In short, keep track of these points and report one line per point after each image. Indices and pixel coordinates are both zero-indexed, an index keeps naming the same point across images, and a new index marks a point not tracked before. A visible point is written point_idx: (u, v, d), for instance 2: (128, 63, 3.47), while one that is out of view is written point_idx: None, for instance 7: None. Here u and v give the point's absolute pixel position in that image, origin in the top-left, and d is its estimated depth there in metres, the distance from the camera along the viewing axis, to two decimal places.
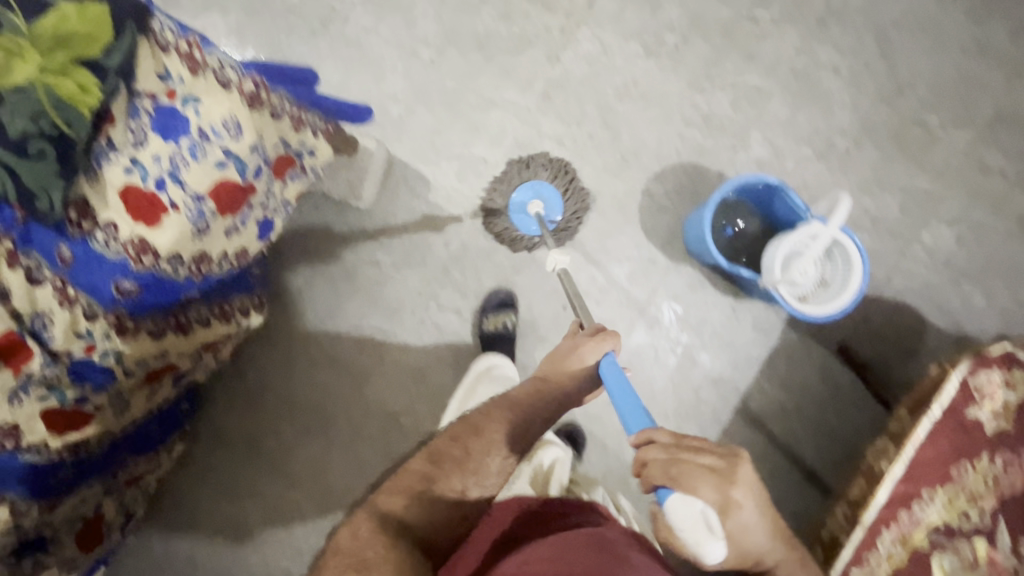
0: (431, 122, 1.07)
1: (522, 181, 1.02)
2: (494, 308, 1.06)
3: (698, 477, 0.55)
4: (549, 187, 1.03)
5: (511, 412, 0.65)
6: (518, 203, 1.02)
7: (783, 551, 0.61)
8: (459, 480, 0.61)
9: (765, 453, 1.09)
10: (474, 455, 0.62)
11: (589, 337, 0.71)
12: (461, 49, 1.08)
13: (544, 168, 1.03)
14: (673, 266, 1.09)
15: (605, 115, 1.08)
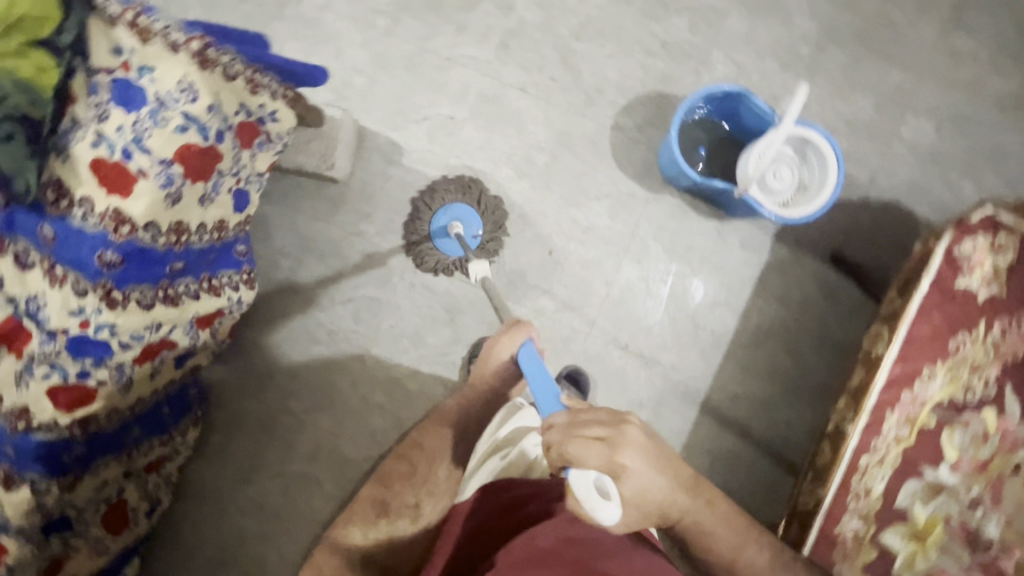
0: (397, 89, 1.10)
1: (437, 205, 1.05)
2: (479, 355, 1.07)
3: (587, 450, 0.58)
4: (462, 205, 1.05)
5: (451, 422, 0.75)
6: (437, 228, 1.05)
7: (685, 500, 0.67)
8: (410, 494, 0.70)
9: (771, 370, 1.08)
10: (423, 468, 0.71)
11: (503, 331, 0.74)
12: (416, 13, 1.10)
13: (449, 189, 1.06)
14: (652, 197, 1.09)
15: (565, 57, 1.10)
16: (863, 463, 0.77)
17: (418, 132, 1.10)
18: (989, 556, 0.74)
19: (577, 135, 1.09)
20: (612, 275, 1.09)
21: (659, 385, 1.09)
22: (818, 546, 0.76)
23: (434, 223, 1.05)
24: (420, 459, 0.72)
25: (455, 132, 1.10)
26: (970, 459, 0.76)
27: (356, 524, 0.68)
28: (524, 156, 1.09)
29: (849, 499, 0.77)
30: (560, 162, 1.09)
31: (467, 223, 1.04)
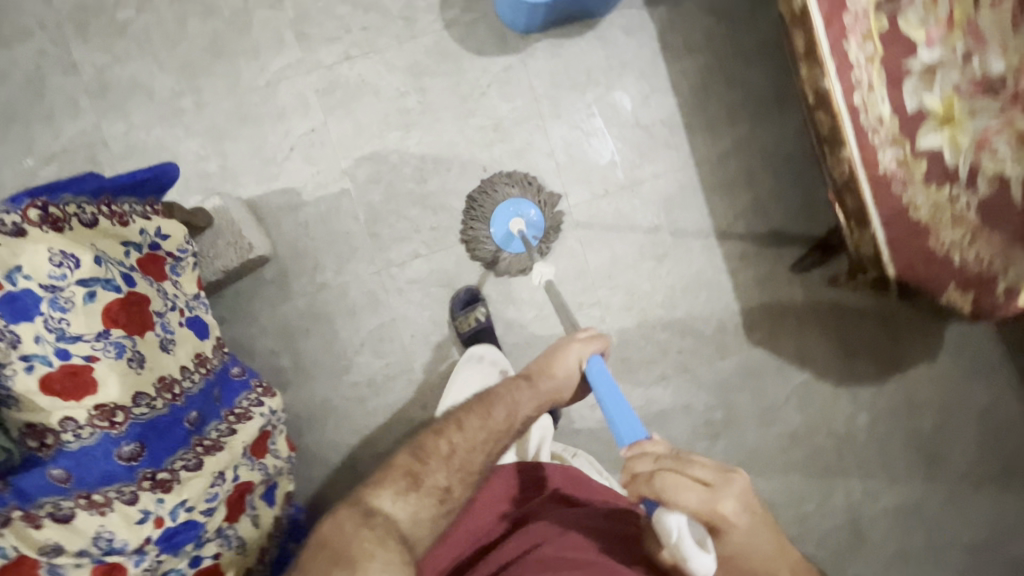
0: (248, 145, 1.04)
1: (499, 202, 1.05)
2: (462, 308, 1.05)
3: (684, 488, 0.56)
4: (527, 203, 1.05)
5: (496, 421, 0.74)
6: (500, 227, 1.05)
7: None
8: (444, 475, 0.68)
9: (731, 109, 1.10)
10: (460, 454, 0.70)
11: (575, 339, 0.83)
12: (207, 69, 1.03)
13: (513, 185, 1.06)
14: (524, 56, 1.06)
15: (358, 4, 1.04)
16: (860, 101, 0.77)
17: (298, 165, 1.05)
18: (1010, 88, 0.74)
19: (531, 192, 1.06)
20: (548, 146, 1.08)
21: (658, 201, 1.11)
22: (875, 192, 0.79)
23: (496, 225, 1.05)
24: (456, 437, 0.71)
25: (327, 140, 1.05)
26: (937, 26, 0.76)
27: (388, 488, 0.66)
28: (398, 111, 1.06)
29: (871, 139, 0.78)
30: (430, 93, 1.06)
31: (528, 217, 1.06)
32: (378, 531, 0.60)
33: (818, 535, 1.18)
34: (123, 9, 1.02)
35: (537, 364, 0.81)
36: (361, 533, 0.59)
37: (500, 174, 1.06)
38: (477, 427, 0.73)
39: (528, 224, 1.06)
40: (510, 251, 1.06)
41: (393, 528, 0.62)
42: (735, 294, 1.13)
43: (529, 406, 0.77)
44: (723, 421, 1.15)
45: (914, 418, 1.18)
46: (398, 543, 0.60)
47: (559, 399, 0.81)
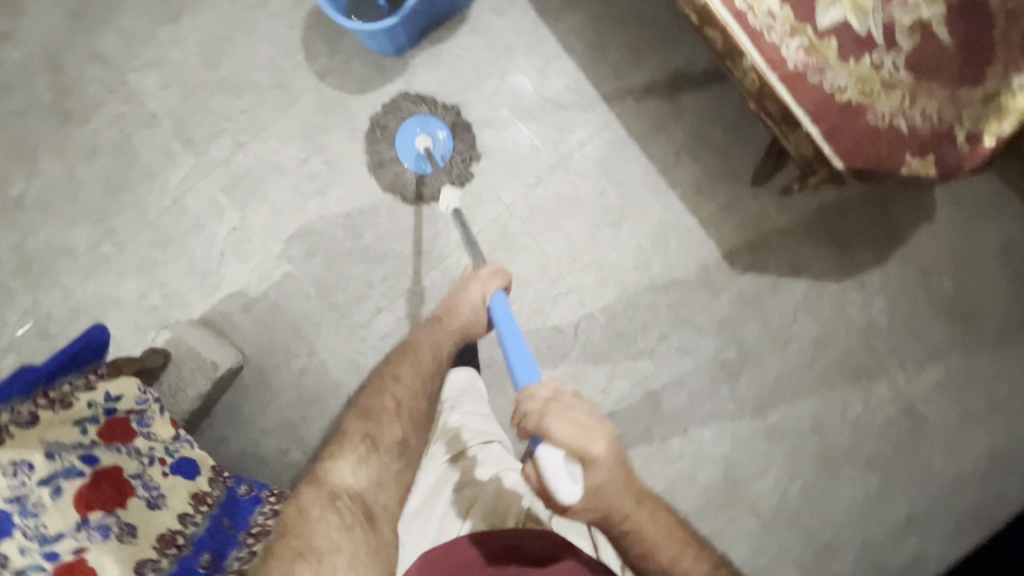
0: (181, 265, 1.03)
1: (406, 118, 1.01)
2: None
3: (564, 425, 0.57)
4: (435, 120, 1.01)
5: (427, 366, 0.79)
6: (406, 145, 1.01)
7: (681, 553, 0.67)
8: (395, 431, 0.73)
9: (632, 49, 1.04)
10: (407, 404, 0.75)
11: (473, 279, 0.83)
12: (114, 209, 1.02)
13: (420, 102, 1.01)
14: (408, 77, 1.02)
15: (229, 89, 1.01)
16: (743, 5, 0.73)
17: (234, 266, 1.03)
18: None
19: (441, 112, 1.01)
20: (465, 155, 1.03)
21: (595, 167, 1.05)
22: (793, 91, 0.75)
23: (401, 145, 1.00)
24: (400, 393, 0.76)
25: (251, 233, 1.03)
26: None
27: (347, 458, 0.70)
28: (307, 178, 1.02)
29: (769, 38, 0.73)
30: (331, 148, 1.02)
31: (436, 137, 1.01)
32: (346, 517, 0.66)
33: (875, 433, 1.13)
34: (16, 181, 1.01)
35: (446, 304, 0.84)
36: (327, 522, 0.65)
37: (401, 95, 1.01)
38: (413, 374, 0.78)
39: (435, 143, 1.01)
40: (419, 171, 1.01)
41: (358, 505, 0.67)
42: (704, 230, 1.08)
43: (446, 346, 0.82)
44: (740, 357, 1.10)
45: (933, 285, 1.11)
46: (363, 524, 0.66)
47: (474, 332, 0.83)
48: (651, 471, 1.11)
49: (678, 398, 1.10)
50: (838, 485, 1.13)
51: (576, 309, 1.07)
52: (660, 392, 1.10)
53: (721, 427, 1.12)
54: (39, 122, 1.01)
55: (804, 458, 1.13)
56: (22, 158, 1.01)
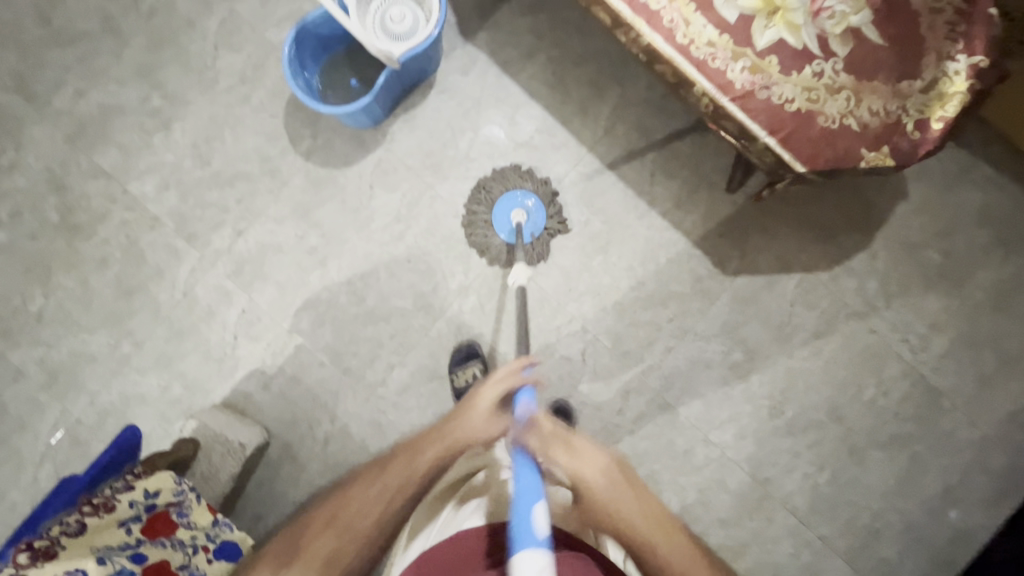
0: (198, 353, 1.07)
1: (505, 192, 1.07)
2: (460, 362, 1.05)
3: (553, 443, 0.64)
4: (536, 200, 1.07)
5: (421, 471, 0.66)
6: (500, 215, 1.07)
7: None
8: (360, 525, 0.64)
9: (593, 84, 1.10)
10: (382, 502, 0.65)
11: (507, 376, 0.71)
12: (129, 310, 1.06)
13: (524, 179, 1.08)
14: (388, 144, 1.08)
15: (223, 181, 1.07)
16: (685, 39, 0.78)
17: (249, 347, 1.07)
18: None
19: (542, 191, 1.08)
20: (452, 208, 1.09)
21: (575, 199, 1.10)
22: (745, 108, 0.79)
23: (499, 214, 1.07)
24: (378, 489, 0.65)
25: (261, 312, 1.07)
26: None
27: (304, 538, 0.64)
28: (307, 252, 1.08)
29: (714, 64, 0.78)
30: (326, 221, 1.08)
31: (530, 212, 1.07)
32: None
33: (893, 411, 1.14)
34: (34, 300, 1.06)
35: (467, 403, 0.71)
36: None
37: (511, 168, 1.08)
38: (401, 475, 0.66)
39: (529, 220, 1.07)
40: (504, 240, 1.07)
41: None
42: (690, 241, 1.12)
43: (457, 450, 0.68)
44: (747, 357, 1.13)
45: (920, 257, 1.14)
46: None
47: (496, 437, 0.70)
48: (680, 481, 1.12)
49: (694, 406, 1.12)
50: (867, 468, 1.14)
51: (580, 336, 1.11)
52: (676, 403, 1.12)
53: (741, 429, 1.13)
54: (46, 240, 1.06)
55: (829, 447, 1.14)
56: (37, 277, 1.06)
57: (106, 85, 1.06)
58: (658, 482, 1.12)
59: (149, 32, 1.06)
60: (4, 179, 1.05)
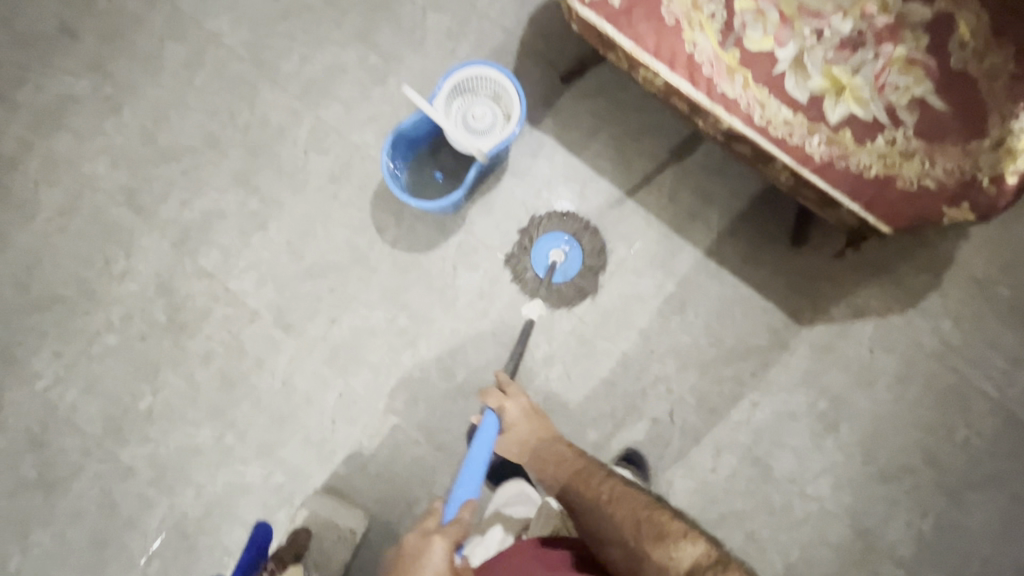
0: (298, 440, 1.10)
1: (549, 228, 1.14)
2: None
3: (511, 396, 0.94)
4: (575, 246, 1.14)
5: None
6: (541, 249, 1.13)
7: (626, 501, 0.70)
8: None
9: (655, 153, 1.16)
10: None
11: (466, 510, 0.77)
12: (230, 402, 1.11)
13: (566, 221, 1.14)
14: (468, 225, 1.15)
15: (314, 273, 1.13)
16: (762, 121, 0.86)
17: (346, 430, 1.11)
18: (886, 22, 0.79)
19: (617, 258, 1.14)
20: (531, 281, 1.14)
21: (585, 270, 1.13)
22: (826, 176, 0.87)
23: (540, 248, 1.13)
24: None
25: (356, 396, 1.11)
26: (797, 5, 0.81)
27: None
28: (397, 334, 1.13)
29: (792, 140, 0.86)
30: (413, 302, 1.13)
31: (568, 254, 1.13)
32: None
33: (988, 451, 1.12)
34: (143, 399, 1.11)
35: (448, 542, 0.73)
36: None
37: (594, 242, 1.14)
38: None
39: (565, 261, 1.13)
40: (536, 271, 1.13)
41: None
42: (762, 295, 1.15)
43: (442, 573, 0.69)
44: (833, 407, 1.13)
45: (991, 293, 1.15)
46: None
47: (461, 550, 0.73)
48: (778, 536, 1.11)
49: (785, 459, 1.12)
50: (969, 513, 1.11)
51: (665, 397, 1.13)
52: (767, 457, 1.12)
53: (836, 479, 1.12)
54: (154, 341, 1.12)
55: (927, 493, 1.12)
56: (146, 376, 1.11)
57: (208, 193, 1.14)
58: (759, 540, 1.11)
59: (246, 142, 1.15)
60: (117, 286, 1.13)
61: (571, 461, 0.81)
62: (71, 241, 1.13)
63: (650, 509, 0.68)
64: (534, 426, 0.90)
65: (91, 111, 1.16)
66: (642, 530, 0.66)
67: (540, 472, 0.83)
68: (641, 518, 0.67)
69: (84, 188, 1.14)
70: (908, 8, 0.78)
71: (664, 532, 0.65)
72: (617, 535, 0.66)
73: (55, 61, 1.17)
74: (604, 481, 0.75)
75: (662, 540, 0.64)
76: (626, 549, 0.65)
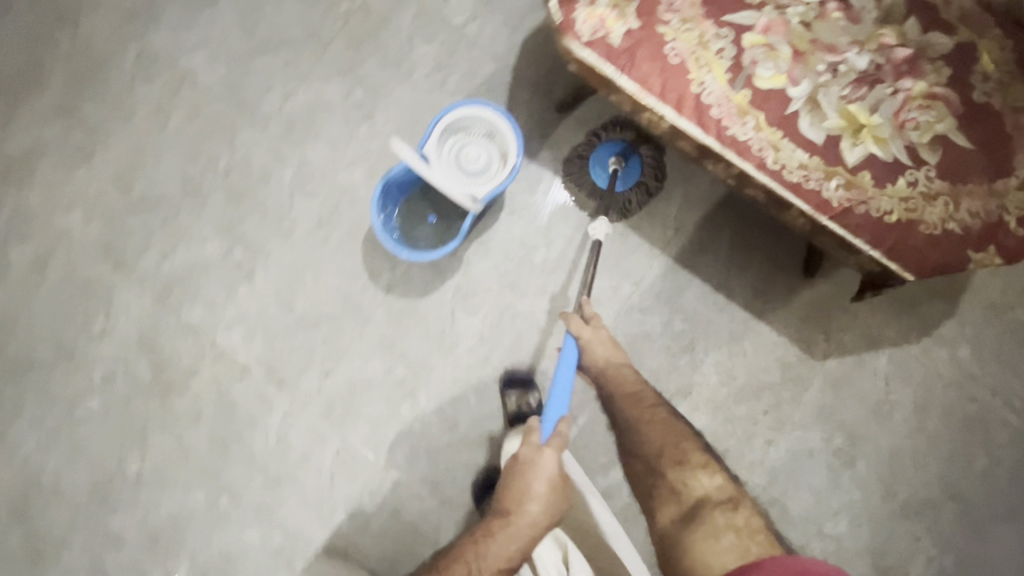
0: (296, 500, 1.06)
1: (609, 138, 1.09)
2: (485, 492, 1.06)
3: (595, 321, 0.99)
4: (636, 156, 1.09)
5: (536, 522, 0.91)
6: (599, 158, 1.09)
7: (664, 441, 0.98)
8: (499, 549, 0.90)
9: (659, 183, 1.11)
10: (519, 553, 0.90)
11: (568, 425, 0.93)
12: (223, 462, 1.06)
13: (626, 132, 1.09)
14: (465, 267, 1.09)
15: (306, 324, 1.08)
16: (776, 165, 0.78)
17: (347, 487, 1.06)
18: (900, 60, 0.78)
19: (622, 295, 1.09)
20: (533, 323, 1.09)
21: (639, 188, 1.09)
22: (845, 225, 0.79)
23: (597, 158, 1.09)
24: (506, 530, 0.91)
25: (355, 451, 1.07)
26: (812, 41, 0.78)
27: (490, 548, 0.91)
28: (395, 385, 1.08)
29: (809, 186, 0.78)
30: (411, 351, 1.08)
31: (628, 163, 1.08)
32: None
33: (1009, 481, 1.09)
34: (131, 464, 1.05)
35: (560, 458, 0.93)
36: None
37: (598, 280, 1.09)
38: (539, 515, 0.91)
39: (625, 170, 1.08)
40: (594, 181, 1.09)
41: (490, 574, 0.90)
42: (774, 329, 1.10)
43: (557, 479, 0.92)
44: (850, 442, 1.10)
45: (1009, 317, 1.11)
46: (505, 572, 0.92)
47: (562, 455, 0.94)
48: None
49: (802, 498, 1.09)
50: (992, 546, 1.08)
51: None
52: (784, 497, 1.09)
53: (855, 516, 1.09)
54: (140, 402, 1.06)
55: (949, 527, 1.09)
56: (133, 440, 1.06)
57: (191, 244, 1.08)
58: None
59: (227, 188, 1.09)
60: (97, 346, 1.07)
61: (631, 383, 1.00)
62: (48, 300, 1.07)
63: (683, 440, 0.99)
64: (608, 348, 0.99)
65: (60, 161, 1.09)
66: (666, 455, 0.98)
67: (604, 385, 1.01)
68: (670, 445, 0.98)
69: (57, 243, 1.08)
70: (926, 41, 0.78)
71: (684, 461, 0.97)
72: (648, 454, 0.99)
73: (21, 107, 1.10)
74: (651, 408, 1.00)
75: (682, 468, 0.97)
76: (652, 464, 0.99)
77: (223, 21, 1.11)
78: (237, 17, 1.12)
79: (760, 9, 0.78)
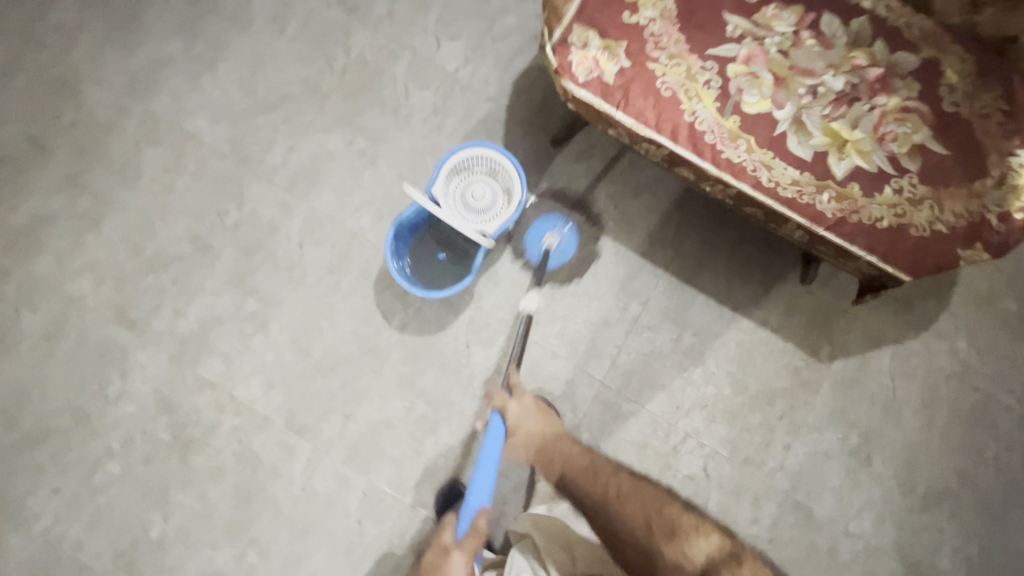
0: (325, 548, 1.05)
1: (543, 212, 1.11)
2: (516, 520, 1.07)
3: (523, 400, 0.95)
4: (569, 230, 1.10)
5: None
6: (534, 233, 1.11)
7: (652, 523, 0.82)
8: None
9: (656, 205, 1.15)
10: None
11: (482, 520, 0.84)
12: (247, 516, 1.05)
13: (562, 203, 1.11)
14: (475, 300, 1.12)
15: (323, 369, 1.09)
16: (770, 182, 0.83)
17: (375, 531, 1.06)
18: (873, 78, 0.84)
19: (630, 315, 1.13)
20: (546, 349, 1.12)
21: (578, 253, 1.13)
22: (841, 234, 0.83)
23: (534, 232, 1.11)
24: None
25: (382, 493, 1.07)
26: (791, 66, 0.84)
27: None
28: (416, 423, 1.08)
29: (802, 200, 0.83)
30: (430, 388, 1.09)
31: (562, 238, 1.10)
32: None
33: (1019, 465, 1.13)
34: (154, 526, 1.04)
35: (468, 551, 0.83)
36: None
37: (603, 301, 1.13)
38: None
39: (560, 245, 1.10)
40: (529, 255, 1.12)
41: None
42: (779, 337, 1.14)
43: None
44: (864, 441, 1.13)
45: (998, 308, 1.16)
46: None
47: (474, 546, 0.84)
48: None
49: (825, 500, 1.11)
50: (1011, 532, 1.11)
51: (698, 453, 1.11)
52: (807, 502, 1.11)
53: (879, 514, 1.11)
54: (160, 462, 1.06)
55: (970, 516, 1.11)
56: (155, 501, 1.05)
57: (203, 300, 1.10)
58: None
59: (237, 242, 1.11)
60: (114, 409, 1.06)
61: (578, 457, 0.93)
62: (61, 367, 1.07)
63: (665, 505, 0.85)
64: (544, 423, 0.95)
65: (70, 228, 1.10)
66: (654, 527, 0.81)
67: (551, 464, 0.93)
68: (653, 516, 0.83)
69: (69, 309, 1.08)
70: (895, 60, 0.85)
71: (677, 528, 0.82)
72: (635, 529, 0.82)
73: (26, 179, 1.11)
74: (613, 477, 0.90)
75: (675, 537, 0.81)
76: (645, 546, 0.80)
77: (224, 82, 1.15)
78: (237, 78, 1.15)
79: (740, 41, 0.84)
